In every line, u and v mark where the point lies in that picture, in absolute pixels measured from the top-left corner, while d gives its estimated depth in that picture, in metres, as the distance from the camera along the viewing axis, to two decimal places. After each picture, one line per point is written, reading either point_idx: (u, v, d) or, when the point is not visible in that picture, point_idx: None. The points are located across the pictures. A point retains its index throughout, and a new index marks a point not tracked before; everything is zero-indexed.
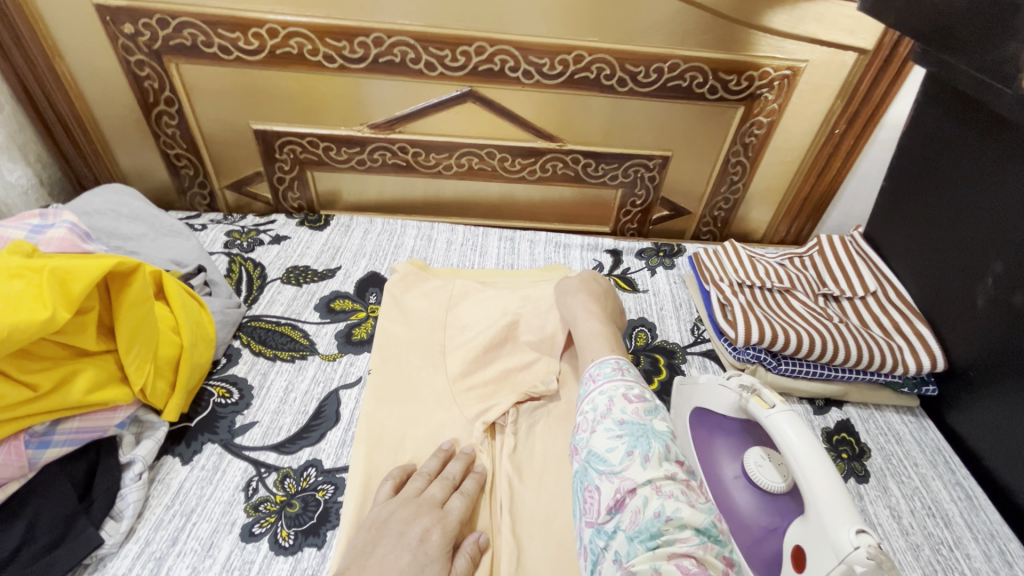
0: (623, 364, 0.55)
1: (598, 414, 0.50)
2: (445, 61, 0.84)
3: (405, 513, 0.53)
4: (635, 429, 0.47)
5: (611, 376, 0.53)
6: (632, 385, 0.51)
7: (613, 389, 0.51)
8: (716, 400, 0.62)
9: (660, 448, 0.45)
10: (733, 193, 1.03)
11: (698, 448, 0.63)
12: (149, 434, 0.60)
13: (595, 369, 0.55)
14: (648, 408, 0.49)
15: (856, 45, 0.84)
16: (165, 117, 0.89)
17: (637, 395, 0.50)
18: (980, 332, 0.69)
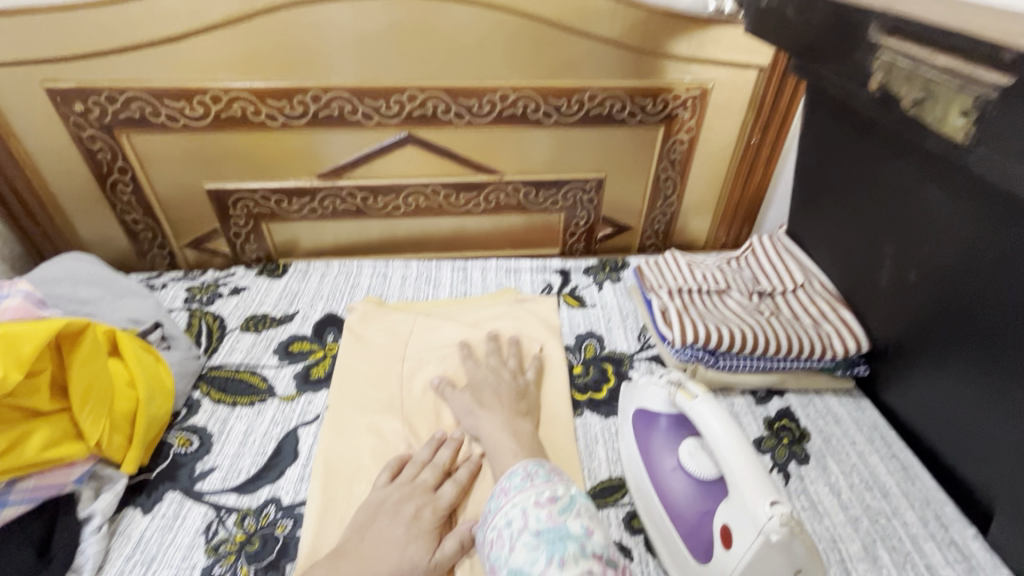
0: (531, 468, 0.53)
1: (513, 528, 0.47)
2: (381, 111, 0.90)
3: (399, 494, 0.60)
4: (550, 537, 0.45)
5: (521, 486, 0.51)
6: (542, 488, 0.50)
7: (524, 498, 0.49)
8: (652, 398, 0.66)
9: (577, 551, 0.43)
10: (669, 207, 1.10)
11: (639, 446, 0.66)
12: (108, 488, 0.62)
13: (505, 481, 0.53)
14: (562, 509, 0.47)
15: (755, 62, 0.92)
16: (120, 186, 0.93)
17: (549, 497, 0.49)
18: (892, 312, 0.74)
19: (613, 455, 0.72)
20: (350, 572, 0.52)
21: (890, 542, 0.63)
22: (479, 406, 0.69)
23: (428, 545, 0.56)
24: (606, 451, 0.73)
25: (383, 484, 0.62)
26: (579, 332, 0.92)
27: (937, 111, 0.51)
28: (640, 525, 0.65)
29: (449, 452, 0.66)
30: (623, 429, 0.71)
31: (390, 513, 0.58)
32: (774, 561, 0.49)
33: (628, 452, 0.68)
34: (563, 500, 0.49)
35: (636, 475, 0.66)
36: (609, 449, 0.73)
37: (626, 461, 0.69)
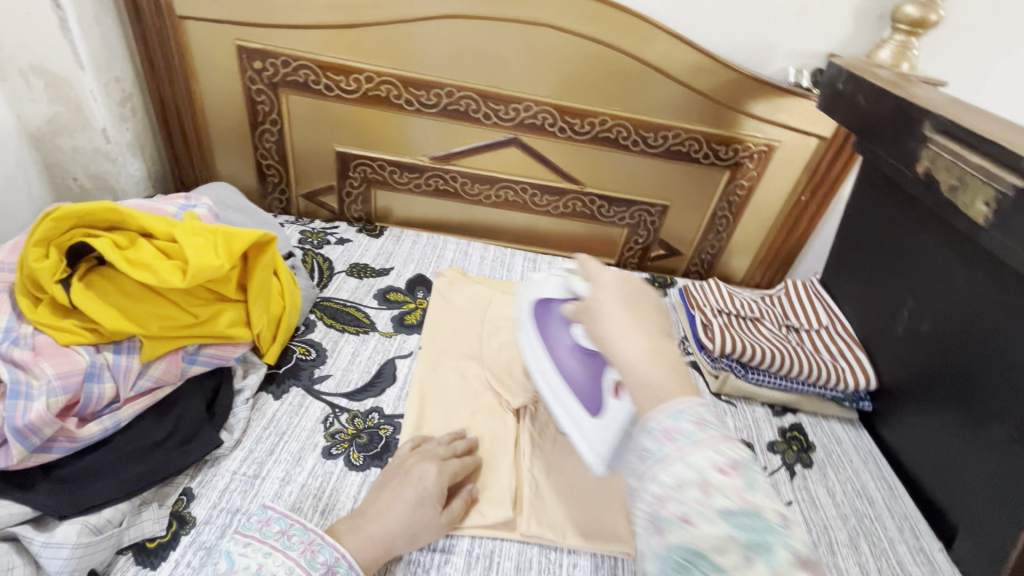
0: (700, 411, 0.44)
1: (687, 497, 0.40)
2: (499, 114, 1.07)
3: (414, 460, 0.67)
4: (742, 524, 0.38)
5: (695, 437, 0.42)
6: (721, 449, 0.42)
7: (699, 458, 0.41)
8: (551, 289, 0.82)
9: (787, 555, 0.37)
10: (718, 241, 1.25)
11: (538, 327, 0.81)
12: (253, 371, 0.77)
13: (668, 421, 0.44)
14: (747, 484, 0.40)
15: (818, 132, 1.08)
16: (267, 134, 1.10)
17: (730, 463, 0.41)
18: (900, 357, 0.89)
19: None
20: (372, 528, 0.59)
21: (871, 538, 0.77)
22: (618, 313, 0.52)
23: (438, 507, 0.64)
24: None
25: (404, 452, 0.70)
26: None
27: (966, 197, 0.67)
28: None
29: (465, 443, 0.72)
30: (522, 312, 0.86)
31: (404, 476, 0.65)
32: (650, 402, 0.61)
33: (529, 340, 0.82)
34: (745, 468, 0.41)
35: (541, 358, 0.80)
36: None
37: (527, 349, 0.83)
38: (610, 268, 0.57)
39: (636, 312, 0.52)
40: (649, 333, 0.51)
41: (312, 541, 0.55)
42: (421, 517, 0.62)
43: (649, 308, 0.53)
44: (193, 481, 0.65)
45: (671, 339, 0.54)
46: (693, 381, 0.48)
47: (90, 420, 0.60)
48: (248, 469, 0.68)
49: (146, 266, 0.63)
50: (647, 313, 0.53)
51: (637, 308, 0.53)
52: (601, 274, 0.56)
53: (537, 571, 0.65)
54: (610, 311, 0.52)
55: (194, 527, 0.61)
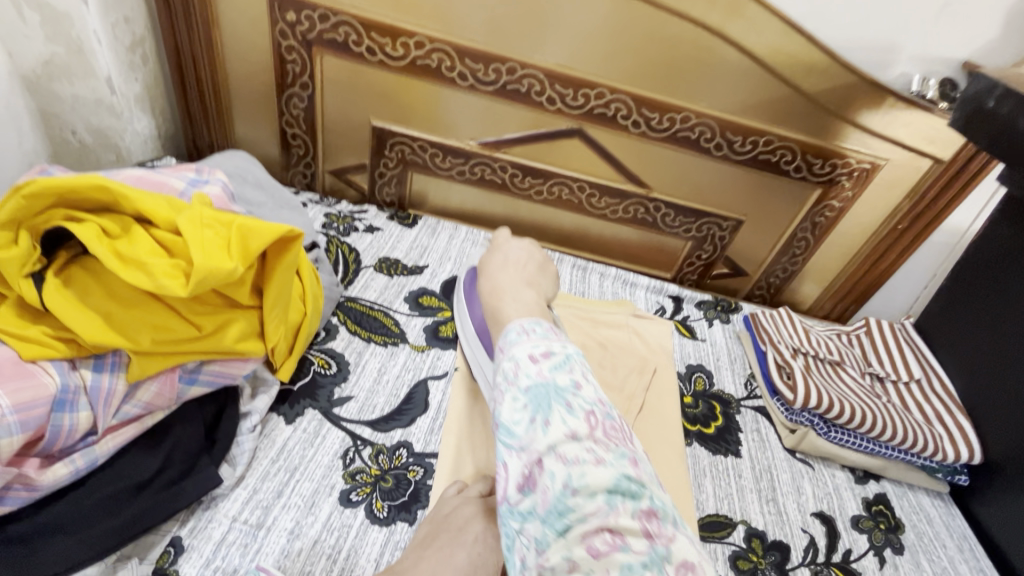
0: (529, 326, 0.56)
1: (508, 382, 0.51)
2: (566, 99, 0.91)
3: (465, 511, 0.54)
4: (538, 393, 0.48)
5: (517, 341, 0.55)
6: (538, 344, 0.53)
7: (519, 351, 0.53)
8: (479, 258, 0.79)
9: (562, 408, 0.46)
10: (792, 265, 1.10)
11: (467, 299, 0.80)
12: (263, 389, 0.65)
13: (505, 340, 0.56)
14: (552, 364, 0.51)
15: (935, 154, 0.92)
16: (295, 99, 0.96)
17: (543, 353, 0.52)
18: (1022, 434, 0.75)
19: (716, 491, 0.74)
20: None
21: None
22: (508, 277, 0.68)
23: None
24: (713, 486, 0.74)
25: (450, 497, 0.57)
26: (690, 363, 0.93)
27: None
28: (745, 567, 0.66)
29: None
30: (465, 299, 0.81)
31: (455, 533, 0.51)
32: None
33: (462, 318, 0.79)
34: (558, 357, 0.51)
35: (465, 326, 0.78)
36: (716, 485, 0.75)
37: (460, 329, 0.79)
38: (521, 244, 0.76)
39: (527, 271, 0.71)
40: (517, 296, 0.64)
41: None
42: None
43: (546, 275, 0.73)
44: (183, 528, 0.53)
45: (533, 297, 0.65)
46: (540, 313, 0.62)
47: (57, 458, 0.47)
48: (250, 516, 0.56)
49: (140, 265, 0.50)
50: (536, 277, 0.70)
51: (536, 272, 0.72)
52: (506, 255, 0.73)
53: None
54: (510, 287, 0.66)
55: None
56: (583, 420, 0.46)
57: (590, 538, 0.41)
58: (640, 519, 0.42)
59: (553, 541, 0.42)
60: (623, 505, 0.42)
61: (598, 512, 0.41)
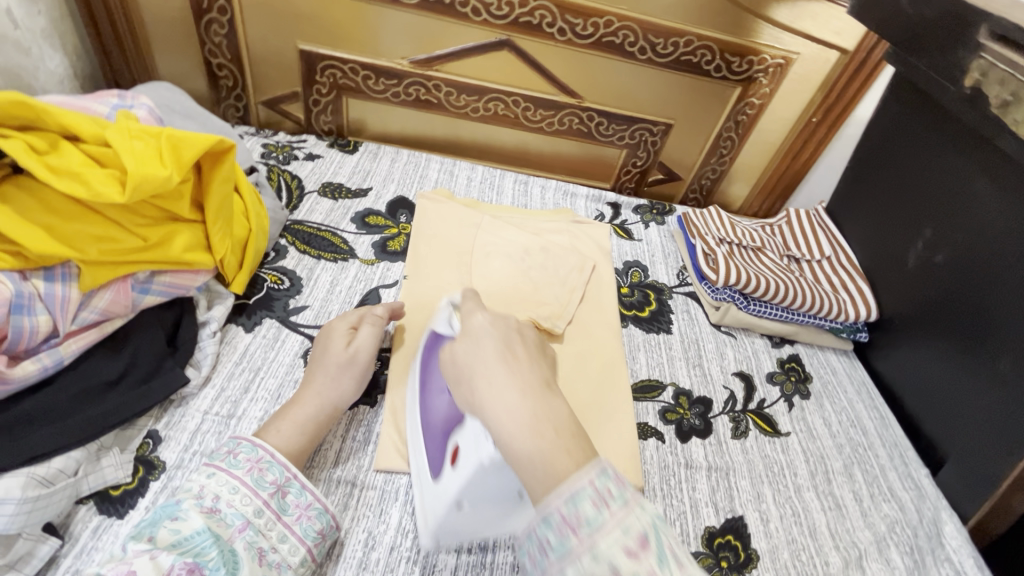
0: (602, 485, 0.39)
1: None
2: (490, 9, 0.93)
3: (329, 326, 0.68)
4: None
5: (596, 522, 0.37)
6: (627, 525, 0.37)
7: (608, 546, 0.36)
8: (435, 331, 0.62)
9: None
10: (720, 166, 1.17)
11: (421, 371, 0.62)
12: (219, 302, 0.69)
13: (567, 508, 0.38)
14: (658, 559, 0.36)
15: (841, 45, 0.98)
16: (215, 26, 0.95)
17: (640, 541, 0.37)
18: (908, 289, 0.86)
19: (648, 361, 0.83)
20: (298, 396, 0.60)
21: (864, 466, 0.78)
22: (493, 376, 0.46)
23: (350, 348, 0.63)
24: (646, 357, 0.84)
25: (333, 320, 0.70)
26: (626, 260, 1.00)
27: (1018, 114, 0.61)
28: (673, 418, 0.76)
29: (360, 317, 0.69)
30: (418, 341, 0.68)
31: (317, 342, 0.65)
32: (493, 479, 0.48)
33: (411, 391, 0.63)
34: (654, 537, 0.37)
35: (414, 405, 0.62)
36: (649, 356, 0.84)
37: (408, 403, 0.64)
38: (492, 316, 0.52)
39: (512, 369, 0.46)
40: (513, 404, 0.44)
41: (260, 459, 0.51)
42: (340, 366, 0.61)
43: (528, 356, 0.49)
44: (159, 423, 0.59)
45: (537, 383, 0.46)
46: (582, 443, 0.42)
47: (23, 358, 0.51)
48: (221, 409, 0.61)
49: (75, 175, 0.52)
50: (520, 372, 0.46)
51: (514, 354, 0.48)
52: (481, 320, 0.52)
53: None
54: (485, 376, 0.46)
55: (165, 473, 0.55)
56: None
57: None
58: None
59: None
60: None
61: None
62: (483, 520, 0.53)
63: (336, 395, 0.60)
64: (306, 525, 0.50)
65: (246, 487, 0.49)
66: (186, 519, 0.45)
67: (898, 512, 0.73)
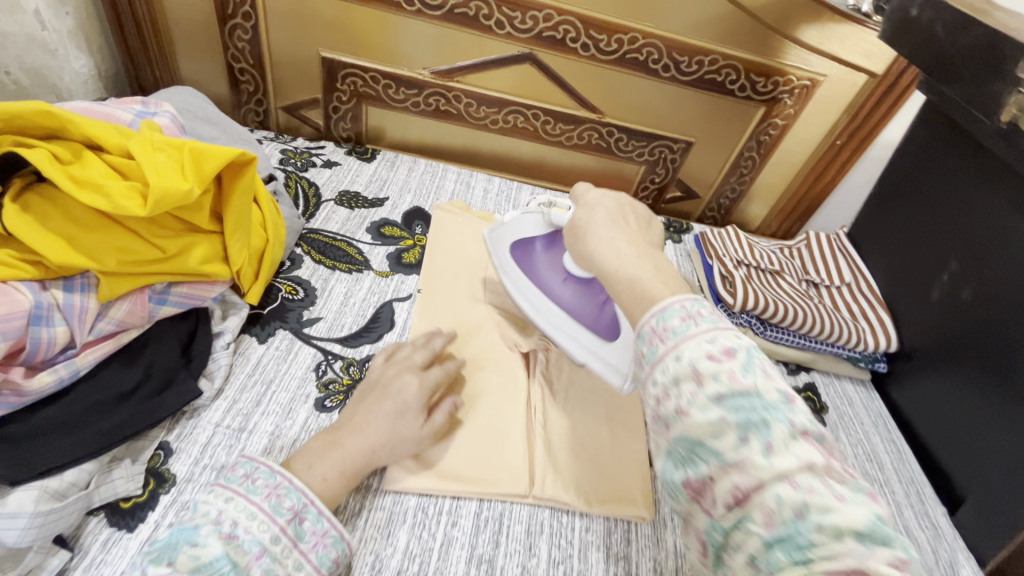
0: (692, 307, 0.44)
1: (682, 387, 0.39)
2: (514, 23, 0.92)
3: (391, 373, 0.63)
4: (739, 404, 0.38)
5: (684, 331, 0.42)
6: (715, 337, 0.41)
7: (691, 350, 0.40)
8: (528, 229, 0.79)
9: (782, 429, 0.37)
10: (740, 185, 1.16)
11: (523, 268, 0.78)
12: (233, 312, 0.68)
13: (655, 321, 0.43)
14: (742, 365, 0.39)
15: (869, 68, 0.96)
16: (239, 31, 0.95)
17: (724, 349, 0.40)
18: (930, 321, 0.84)
19: None
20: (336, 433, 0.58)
21: (879, 502, 0.76)
22: (608, 230, 0.56)
23: (418, 417, 0.61)
24: None
25: (380, 364, 0.66)
26: None
27: None
28: None
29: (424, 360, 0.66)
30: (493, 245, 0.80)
31: (381, 390, 0.61)
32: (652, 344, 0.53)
33: (520, 286, 0.77)
34: (741, 352, 0.40)
35: (531, 296, 0.77)
36: None
37: (518, 294, 0.77)
38: (609, 193, 0.62)
39: (638, 225, 0.58)
40: (622, 248, 0.53)
41: (278, 485, 0.51)
42: (399, 429, 0.59)
43: (654, 228, 0.59)
44: (170, 434, 0.58)
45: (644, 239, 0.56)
46: (677, 283, 0.48)
47: (40, 369, 0.51)
48: (233, 421, 0.61)
49: (96, 187, 0.51)
50: (642, 231, 0.57)
51: (645, 224, 0.59)
52: (602, 194, 0.61)
53: (549, 536, 0.61)
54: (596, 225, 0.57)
55: (174, 486, 0.55)
56: (809, 446, 0.36)
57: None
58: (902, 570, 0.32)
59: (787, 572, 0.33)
60: (878, 548, 0.33)
61: (853, 553, 0.32)
62: (609, 364, 0.70)
63: (381, 452, 0.58)
64: (322, 553, 0.50)
65: (264, 513, 0.48)
66: (204, 545, 0.45)
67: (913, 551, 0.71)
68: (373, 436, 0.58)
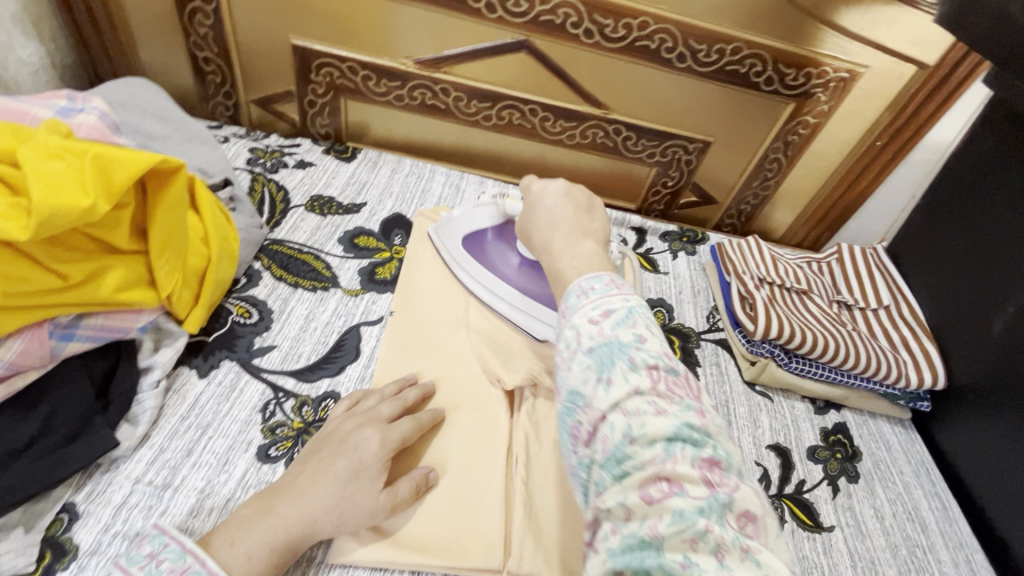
0: (586, 284, 0.42)
1: (568, 348, 0.39)
2: (507, 5, 0.81)
3: (351, 425, 0.53)
4: (600, 350, 0.37)
5: (574, 305, 0.41)
6: (596, 302, 0.40)
7: (577, 318, 0.40)
8: (483, 215, 0.74)
9: (625, 364, 0.36)
10: (763, 190, 1.03)
11: (477, 259, 0.75)
12: (168, 343, 0.59)
13: (561, 304, 0.44)
14: (615, 323, 0.38)
15: (919, 58, 0.82)
16: (200, 15, 0.85)
17: (603, 312, 0.39)
18: (988, 358, 0.72)
19: None
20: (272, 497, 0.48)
21: (923, 575, 0.64)
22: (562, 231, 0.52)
23: (378, 481, 0.50)
24: None
25: (339, 414, 0.56)
26: (650, 298, 0.88)
27: None
28: None
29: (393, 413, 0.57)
30: (444, 240, 0.78)
31: (335, 444, 0.51)
32: None
33: (473, 272, 0.76)
34: (621, 310, 0.39)
35: (489, 285, 0.75)
36: None
37: (471, 281, 0.76)
38: (556, 181, 0.57)
39: (579, 214, 0.54)
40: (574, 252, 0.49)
41: (186, 571, 0.41)
42: (352, 492, 0.49)
43: (599, 214, 0.55)
44: (78, 494, 0.50)
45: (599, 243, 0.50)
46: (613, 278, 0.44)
47: None
48: (156, 477, 0.52)
49: None
50: (584, 219, 0.53)
51: (588, 212, 0.55)
52: (546, 186, 0.57)
53: None
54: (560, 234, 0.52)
55: (76, 561, 0.46)
56: (649, 377, 0.35)
57: (645, 485, 0.32)
58: (702, 469, 0.33)
59: (608, 487, 0.34)
60: (682, 452, 0.33)
61: (656, 459, 0.33)
62: None
63: (328, 522, 0.47)
64: None
65: None
66: None
67: None
68: (319, 501, 0.47)
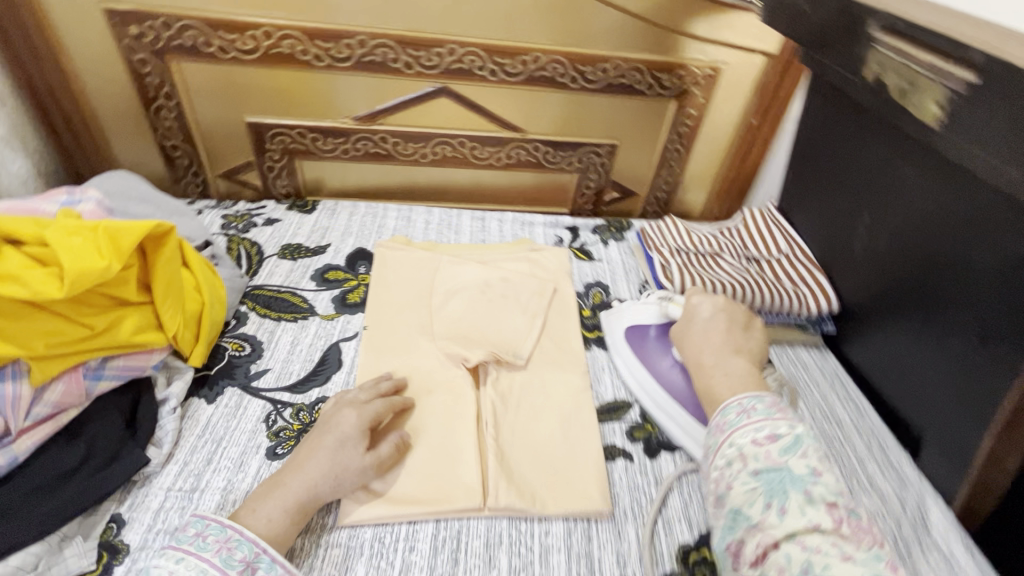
0: (748, 403, 0.57)
1: (731, 467, 0.52)
2: (421, 61, 0.97)
3: (335, 409, 0.65)
4: (771, 479, 0.49)
5: (738, 423, 0.55)
6: (760, 426, 0.53)
7: (741, 438, 0.53)
8: (647, 315, 0.83)
9: (800, 497, 0.47)
10: (672, 176, 1.19)
11: (634, 351, 0.81)
12: (178, 377, 0.70)
13: (720, 417, 0.58)
14: (783, 449, 0.51)
15: (762, 48, 1.01)
16: (164, 112, 1.00)
17: (768, 436, 0.52)
18: (862, 276, 0.87)
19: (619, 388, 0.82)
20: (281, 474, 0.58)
21: (841, 460, 0.77)
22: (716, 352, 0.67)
23: (361, 446, 0.61)
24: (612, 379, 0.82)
25: (327, 407, 0.67)
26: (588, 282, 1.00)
27: (915, 99, 0.63)
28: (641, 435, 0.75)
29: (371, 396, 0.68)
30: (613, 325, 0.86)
31: (324, 425, 0.62)
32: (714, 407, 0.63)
33: (625, 361, 0.82)
34: (784, 437, 0.52)
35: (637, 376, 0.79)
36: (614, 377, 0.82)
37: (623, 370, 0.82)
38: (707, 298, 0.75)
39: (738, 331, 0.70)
40: (726, 368, 0.64)
41: (229, 539, 0.52)
42: (342, 462, 0.60)
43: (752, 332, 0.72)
44: (122, 505, 0.60)
45: (742, 366, 0.65)
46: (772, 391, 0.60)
47: None
48: (184, 483, 0.62)
49: (13, 277, 0.54)
50: (738, 337, 0.70)
51: (742, 331, 0.71)
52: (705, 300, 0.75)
53: (509, 545, 0.61)
54: (714, 359, 0.67)
55: (128, 556, 0.56)
56: (826, 512, 0.46)
57: None
58: None
59: None
60: None
61: None
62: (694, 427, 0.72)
63: (326, 485, 0.58)
64: None
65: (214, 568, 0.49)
66: None
67: (878, 503, 0.72)
68: (317, 466, 0.59)
